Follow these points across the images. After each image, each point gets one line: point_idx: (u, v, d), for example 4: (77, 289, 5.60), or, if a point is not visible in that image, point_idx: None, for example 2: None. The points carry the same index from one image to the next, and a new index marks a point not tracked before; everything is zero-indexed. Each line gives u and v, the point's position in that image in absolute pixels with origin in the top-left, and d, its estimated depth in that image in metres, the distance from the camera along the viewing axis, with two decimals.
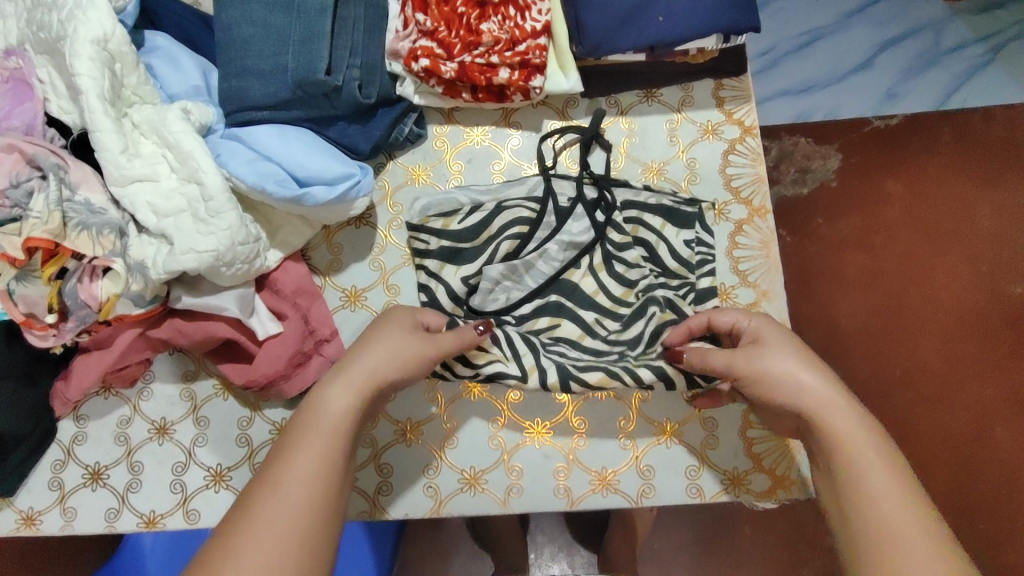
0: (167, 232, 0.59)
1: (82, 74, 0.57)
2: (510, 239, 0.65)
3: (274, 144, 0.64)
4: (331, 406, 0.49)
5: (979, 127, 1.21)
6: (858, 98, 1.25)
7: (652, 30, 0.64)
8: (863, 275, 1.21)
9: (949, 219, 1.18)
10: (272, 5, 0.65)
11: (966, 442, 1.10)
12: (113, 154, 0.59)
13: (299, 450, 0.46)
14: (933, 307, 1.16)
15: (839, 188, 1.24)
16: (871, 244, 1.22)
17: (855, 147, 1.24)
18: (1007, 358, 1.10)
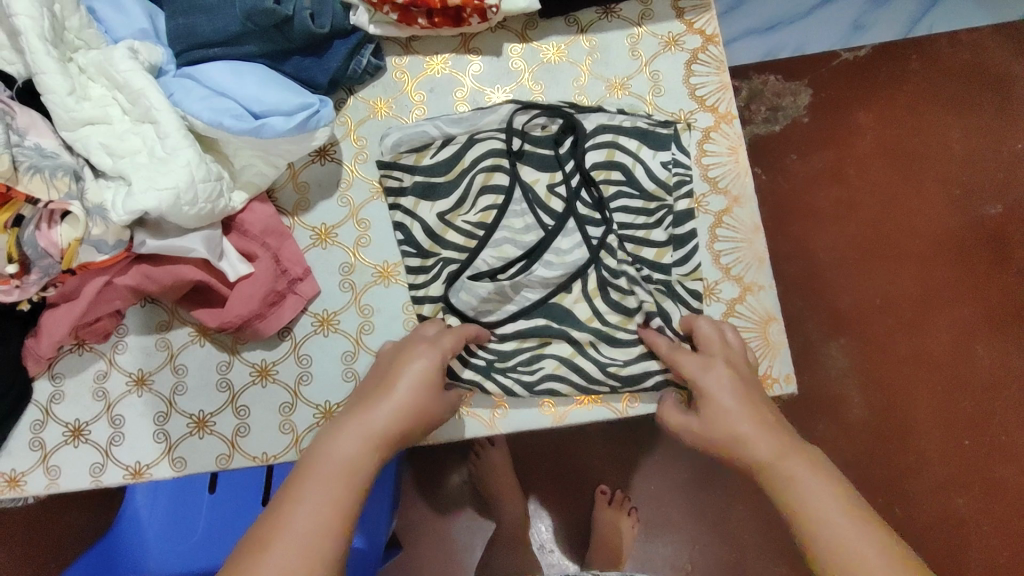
0: (125, 173, 0.58)
1: (19, 13, 0.55)
2: (499, 229, 0.65)
3: (227, 80, 0.62)
4: (337, 450, 0.48)
5: (943, 51, 1.21)
6: (827, 31, 1.21)
7: None
8: (848, 207, 1.19)
9: (917, 147, 1.20)
10: None
11: (951, 361, 1.14)
12: (60, 97, 0.58)
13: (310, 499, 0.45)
14: (912, 235, 1.18)
15: (815, 126, 1.21)
16: (845, 176, 1.20)
17: (833, 85, 1.21)
18: (973, 286, 1.16)
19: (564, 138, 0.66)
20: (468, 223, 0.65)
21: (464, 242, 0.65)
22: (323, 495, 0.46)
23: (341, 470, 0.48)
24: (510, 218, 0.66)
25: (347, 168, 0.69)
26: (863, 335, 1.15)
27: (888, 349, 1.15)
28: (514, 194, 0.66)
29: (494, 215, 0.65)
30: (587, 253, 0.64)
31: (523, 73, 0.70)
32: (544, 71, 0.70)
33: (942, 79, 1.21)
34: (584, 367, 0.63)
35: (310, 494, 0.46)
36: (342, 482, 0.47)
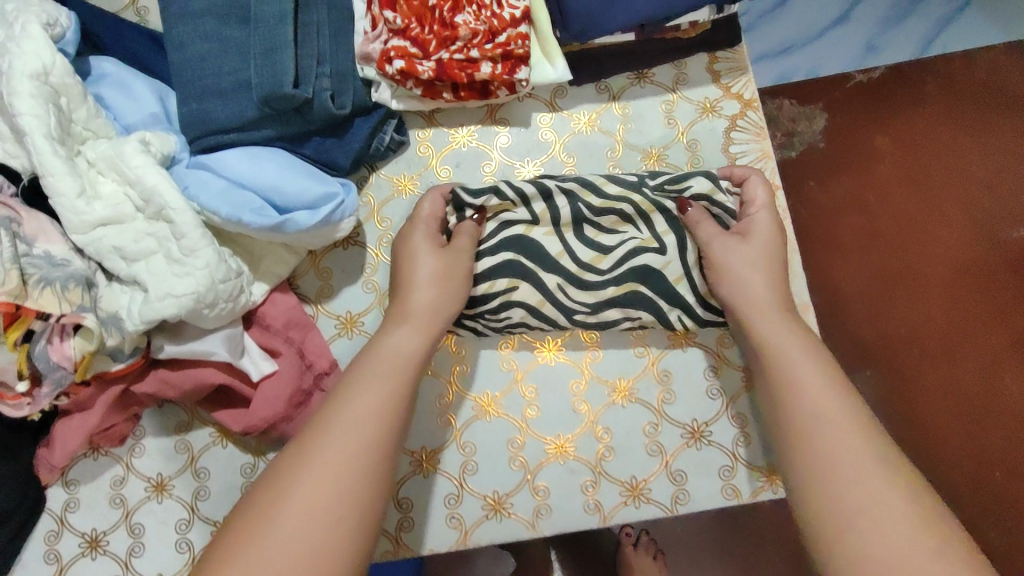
0: (139, 278, 0.55)
1: (23, 112, 0.52)
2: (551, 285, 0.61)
3: (245, 168, 0.59)
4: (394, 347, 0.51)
5: (959, 73, 1.11)
6: (839, 53, 1.14)
7: (642, 4, 0.59)
8: (874, 236, 1.10)
9: (937, 172, 1.10)
10: (226, 17, 0.61)
11: (976, 394, 1.04)
12: (70, 200, 0.54)
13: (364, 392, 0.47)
14: (933, 263, 1.08)
15: (836, 153, 1.13)
16: (867, 204, 1.11)
17: (850, 109, 1.12)
18: (997, 325, 1.05)
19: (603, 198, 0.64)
20: (511, 271, 0.61)
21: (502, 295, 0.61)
22: (375, 384, 0.48)
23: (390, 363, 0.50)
24: (559, 259, 0.61)
25: (372, 250, 0.66)
26: (887, 371, 1.07)
27: (909, 392, 1.06)
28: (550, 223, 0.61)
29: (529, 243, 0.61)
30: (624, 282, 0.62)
31: (554, 144, 0.67)
32: (575, 141, 0.67)
33: (963, 104, 1.11)
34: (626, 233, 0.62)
35: (365, 378, 0.48)
36: (390, 370, 0.49)
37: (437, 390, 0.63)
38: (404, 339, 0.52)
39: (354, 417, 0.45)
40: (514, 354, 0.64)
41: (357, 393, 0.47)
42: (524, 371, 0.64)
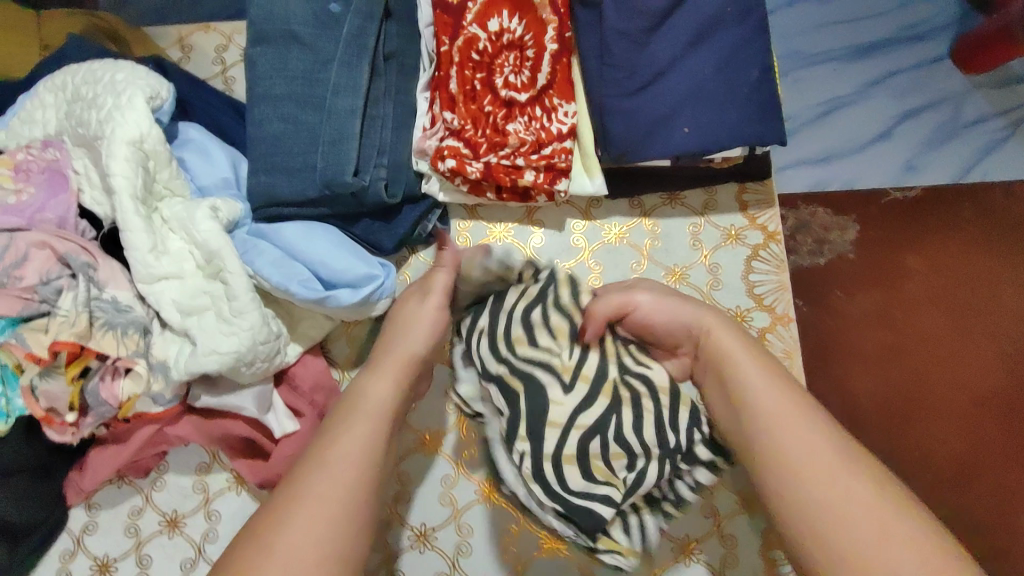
0: (190, 331, 0.60)
1: (116, 173, 0.59)
2: (514, 343, 0.56)
3: (299, 242, 0.65)
4: (369, 393, 0.56)
5: (1000, 203, 0.89)
6: (876, 169, 0.89)
7: (678, 141, 0.64)
8: (891, 360, 0.87)
9: (971, 299, 0.88)
10: (303, 102, 0.67)
11: (985, 513, 0.84)
12: (141, 253, 0.60)
13: (344, 436, 0.53)
14: (956, 384, 0.87)
15: (870, 268, 0.88)
16: (893, 320, 0.88)
17: (887, 226, 0.88)
18: (986, 497, 0.85)
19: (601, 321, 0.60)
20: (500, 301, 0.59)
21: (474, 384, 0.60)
22: (356, 433, 0.53)
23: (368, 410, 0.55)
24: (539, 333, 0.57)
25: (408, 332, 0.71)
26: None
27: None
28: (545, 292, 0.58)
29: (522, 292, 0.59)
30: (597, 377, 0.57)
31: (584, 251, 0.72)
32: (604, 252, 0.71)
33: (1001, 232, 0.88)
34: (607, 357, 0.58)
35: (342, 429, 0.54)
36: (372, 417, 0.55)
37: (445, 472, 0.69)
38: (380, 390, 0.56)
39: (346, 458, 0.52)
40: None
41: (348, 437, 0.53)
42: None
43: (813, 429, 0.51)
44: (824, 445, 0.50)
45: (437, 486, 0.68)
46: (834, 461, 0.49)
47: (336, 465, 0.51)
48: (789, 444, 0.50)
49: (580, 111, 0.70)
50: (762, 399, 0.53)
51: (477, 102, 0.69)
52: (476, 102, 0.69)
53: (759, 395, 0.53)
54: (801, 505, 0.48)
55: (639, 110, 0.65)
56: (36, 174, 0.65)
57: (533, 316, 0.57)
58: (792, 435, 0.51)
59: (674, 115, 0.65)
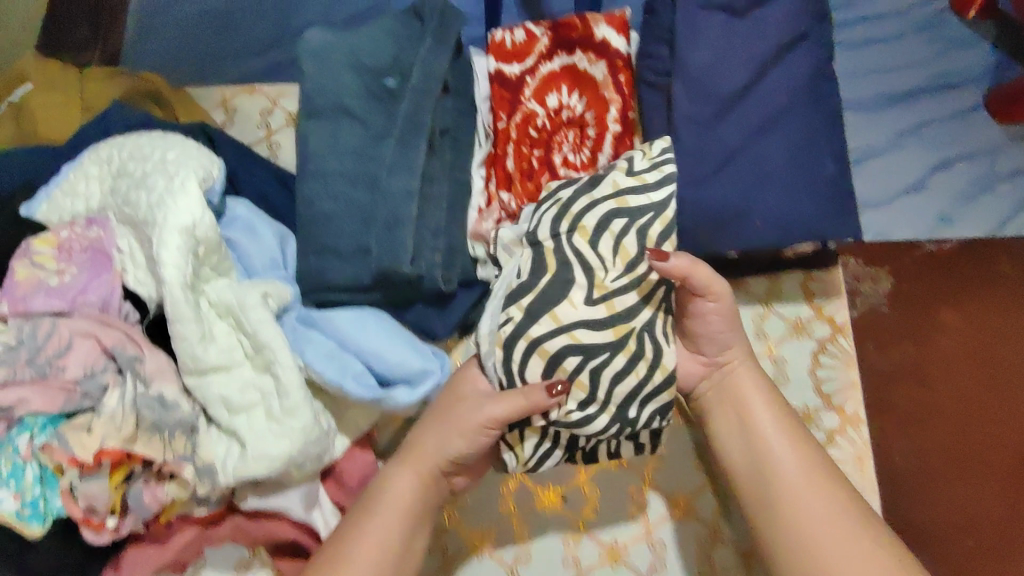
0: (239, 430, 0.57)
1: (167, 262, 0.57)
2: (575, 231, 0.57)
3: (351, 330, 0.62)
4: (397, 483, 0.58)
5: None
6: (927, 213, 0.83)
7: (749, 233, 0.61)
8: (930, 428, 0.82)
9: (1012, 360, 0.84)
10: (356, 181, 0.65)
11: None
12: (190, 345, 0.57)
13: (372, 521, 0.56)
14: (999, 449, 0.81)
15: (904, 322, 0.84)
16: (929, 378, 0.83)
17: (925, 277, 0.83)
18: None
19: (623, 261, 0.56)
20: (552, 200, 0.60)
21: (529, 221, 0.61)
22: (382, 519, 0.56)
23: (398, 501, 0.57)
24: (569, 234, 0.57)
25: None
26: None
27: None
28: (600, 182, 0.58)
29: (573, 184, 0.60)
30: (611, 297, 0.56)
31: None
32: None
33: None
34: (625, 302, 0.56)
35: (370, 515, 0.56)
36: (402, 505, 0.57)
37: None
38: (407, 484, 0.58)
39: (374, 541, 0.55)
40: (578, 549, 0.67)
41: (376, 520, 0.56)
42: (588, 567, 0.66)
43: (798, 471, 0.56)
44: (800, 468, 0.56)
45: None
46: (817, 498, 0.54)
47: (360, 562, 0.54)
48: (784, 481, 0.56)
49: None
50: (767, 443, 0.58)
51: (534, 179, 0.67)
52: (534, 180, 0.67)
53: (765, 440, 0.58)
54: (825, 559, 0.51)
55: (709, 198, 0.62)
56: (79, 253, 0.63)
57: (610, 228, 0.56)
58: (787, 471, 0.56)
59: (746, 205, 0.61)
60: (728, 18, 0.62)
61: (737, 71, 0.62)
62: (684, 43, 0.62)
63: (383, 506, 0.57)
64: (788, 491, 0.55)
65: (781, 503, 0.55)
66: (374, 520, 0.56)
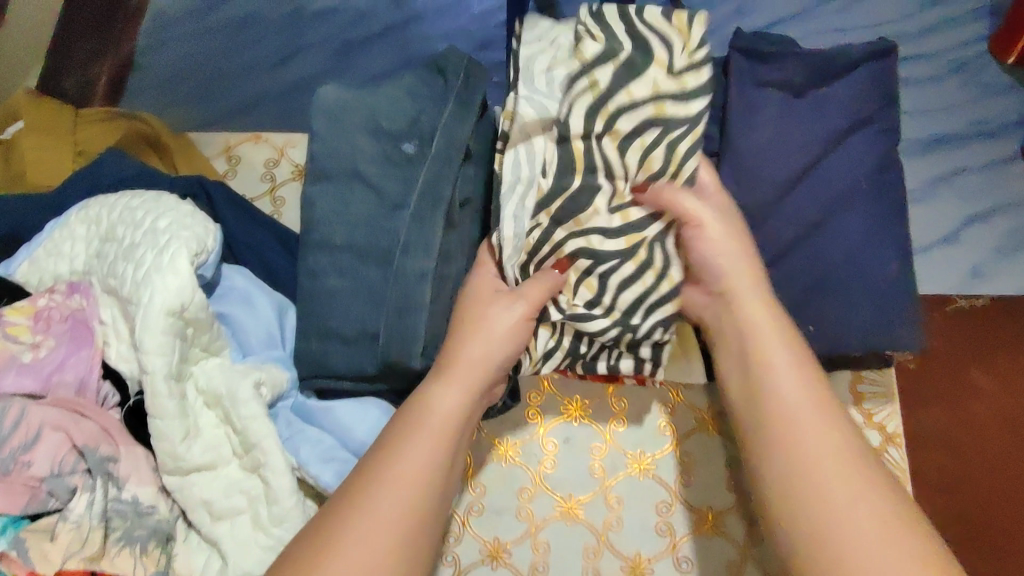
0: (219, 542, 0.51)
1: (149, 351, 0.51)
2: (607, 134, 0.53)
3: (353, 424, 0.56)
4: (436, 405, 0.50)
5: None
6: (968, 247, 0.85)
7: (802, 340, 0.57)
8: (962, 494, 0.79)
9: None
10: (365, 256, 0.59)
11: None
12: (172, 444, 0.51)
13: (406, 450, 0.48)
14: None
15: (935, 385, 0.84)
16: (978, 445, 0.81)
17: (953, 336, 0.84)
18: None
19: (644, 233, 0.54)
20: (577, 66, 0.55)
21: (573, 60, 0.53)
22: (417, 442, 0.48)
23: (435, 424, 0.50)
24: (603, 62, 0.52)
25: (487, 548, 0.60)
26: None
27: None
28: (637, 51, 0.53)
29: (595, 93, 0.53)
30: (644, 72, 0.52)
31: (673, 440, 0.63)
32: (696, 442, 0.63)
33: None
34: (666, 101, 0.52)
35: (402, 441, 0.48)
36: (438, 434, 0.49)
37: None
38: (447, 401, 0.51)
39: (406, 471, 0.46)
40: None
41: (410, 447, 0.48)
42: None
43: (819, 433, 0.46)
44: (809, 399, 0.48)
45: None
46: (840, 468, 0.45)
47: (376, 509, 0.45)
48: (803, 446, 0.46)
49: None
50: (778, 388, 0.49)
51: None
52: None
53: (775, 376, 0.49)
54: (852, 530, 0.42)
55: None
56: (57, 323, 0.57)
57: (640, 138, 0.53)
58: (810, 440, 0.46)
59: (799, 308, 0.57)
60: (787, 99, 0.58)
61: (794, 156, 0.57)
62: (739, 123, 0.57)
63: (414, 431, 0.49)
64: (814, 458, 0.45)
65: (802, 479, 0.45)
66: (406, 443, 0.48)
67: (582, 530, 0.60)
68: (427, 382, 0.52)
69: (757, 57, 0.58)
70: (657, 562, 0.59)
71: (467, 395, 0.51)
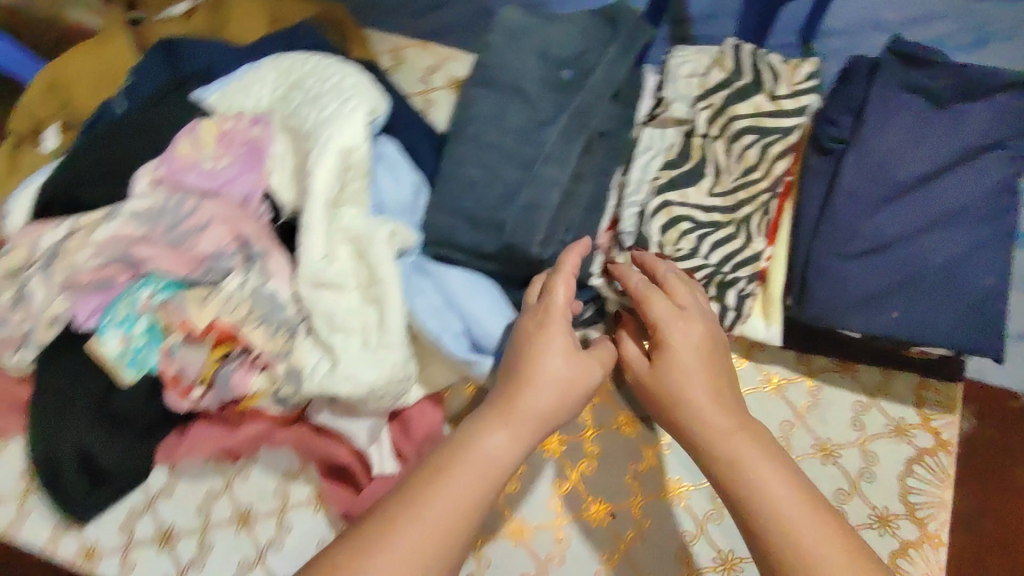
0: (334, 348, 0.59)
1: (318, 177, 0.60)
2: (720, 136, 0.69)
3: (462, 291, 0.64)
4: (486, 444, 0.49)
5: None
6: None
7: (883, 325, 0.61)
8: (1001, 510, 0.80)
9: None
10: (508, 157, 0.67)
11: None
12: (313, 258, 0.60)
13: (447, 484, 0.46)
14: None
15: None
16: None
17: None
18: None
19: (740, 203, 0.67)
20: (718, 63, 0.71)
21: (712, 72, 0.71)
22: (461, 479, 0.47)
23: (480, 463, 0.48)
24: (721, 82, 0.70)
25: (550, 439, 0.68)
26: None
27: None
28: (749, 72, 0.70)
29: (711, 96, 0.70)
30: (753, 80, 0.69)
31: None
32: (755, 397, 0.68)
33: None
34: (771, 116, 0.68)
35: (445, 475, 0.47)
36: (477, 475, 0.47)
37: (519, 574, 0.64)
38: (501, 443, 0.49)
39: (446, 507, 0.45)
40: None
41: (449, 484, 0.46)
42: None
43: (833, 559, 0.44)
44: (808, 515, 0.47)
45: None
46: None
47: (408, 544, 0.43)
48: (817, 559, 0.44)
49: (777, 254, 0.67)
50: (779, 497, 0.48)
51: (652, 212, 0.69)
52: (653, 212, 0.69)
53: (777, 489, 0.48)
54: None
55: (854, 278, 0.62)
56: (238, 145, 0.65)
57: (741, 140, 0.68)
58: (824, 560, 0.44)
59: (887, 296, 0.61)
60: (927, 107, 0.63)
61: (918, 161, 0.62)
62: (874, 121, 0.63)
63: (455, 470, 0.47)
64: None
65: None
66: (448, 478, 0.47)
67: (633, 444, 0.69)
68: (480, 420, 0.51)
69: (909, 60, 0.64)
70: (694, 490, 0.67)
71: (522, 441, 0.50)
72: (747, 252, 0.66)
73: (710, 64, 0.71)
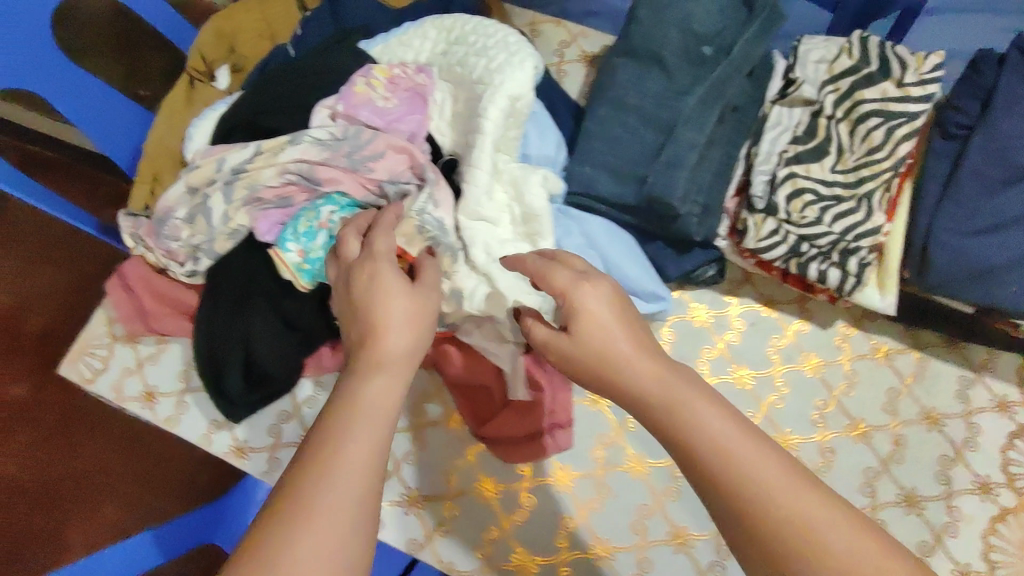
0: (492, 275, 0.65)
1: (488, 120, 0.66)
2: (845, 119, 0.72)
3: (602, 235, 0.70)
4: (365, 391, 0.45)
5: None
6: None
7: (1000, 296, 0.65)
8: None
9: None
10: (647, 121, 0.73)
11: None
12: (477, 192, 0.66)
13: (339, 449, 0.42)
14: None
15: None
16: None
17: None
18: None
19: (863, 180, 0.70)
20: (846, 53, 0.73)
21: (838, 61, 0.73)
22: (355, 436, 0.43)
23: (367, 411, 0.44)
24: (848, 70, 0.72)
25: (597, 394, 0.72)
26: None
27: None
28: (875, 62, 0.71)
29: (838, 84, 0.72)
30: (879, 68, 0.71)
31: (844, 355, 0.73)
32: (862, 363, 0.73)
33: None
34: (899, 103, 0.70)
35: (335, 438, 0.42)
36: (370, 424, 0.44)
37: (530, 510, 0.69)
38: (383, 389, 0.46)
39: (345, 467, 0.41)
40: None
41: (342, 445, 0.42)
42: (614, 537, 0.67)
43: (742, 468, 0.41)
44: (696, 416, 0.44)
45: (637, 510, 0.68)
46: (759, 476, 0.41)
47: (317, 518, 0.39)
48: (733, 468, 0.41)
49: (895, 228, 0.71)
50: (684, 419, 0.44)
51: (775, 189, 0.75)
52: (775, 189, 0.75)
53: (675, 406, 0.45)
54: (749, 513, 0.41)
55: (974, 251, 0.65)
56: (401, 90, 0.71)
57: (865, 123, 0.70)
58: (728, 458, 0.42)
59: (1006, 269, 0.65)
60: None
61: None
62: (1001, 107, 0.67)
63: (351, 419, 0.43)
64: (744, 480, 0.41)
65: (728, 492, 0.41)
66: (338, 441, 0.42)
67: (747, 397, 0.73)
68: (355, 373, 0.47)
69: None
70: (804, 443, 0.70)
71: (401, 381, 0.47)
72: (869, 226, 0.69)
73: (838, 52, 0.73)
